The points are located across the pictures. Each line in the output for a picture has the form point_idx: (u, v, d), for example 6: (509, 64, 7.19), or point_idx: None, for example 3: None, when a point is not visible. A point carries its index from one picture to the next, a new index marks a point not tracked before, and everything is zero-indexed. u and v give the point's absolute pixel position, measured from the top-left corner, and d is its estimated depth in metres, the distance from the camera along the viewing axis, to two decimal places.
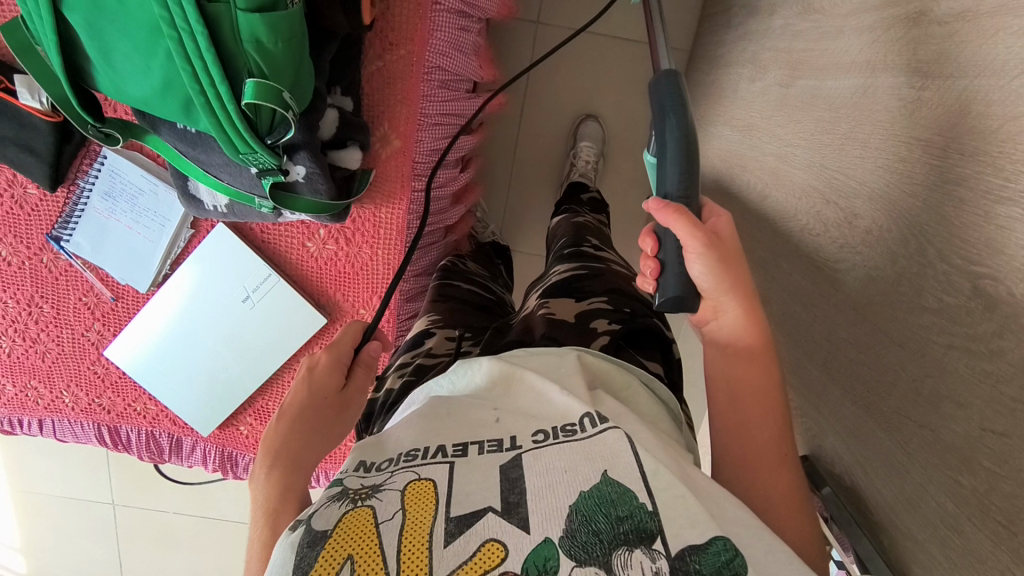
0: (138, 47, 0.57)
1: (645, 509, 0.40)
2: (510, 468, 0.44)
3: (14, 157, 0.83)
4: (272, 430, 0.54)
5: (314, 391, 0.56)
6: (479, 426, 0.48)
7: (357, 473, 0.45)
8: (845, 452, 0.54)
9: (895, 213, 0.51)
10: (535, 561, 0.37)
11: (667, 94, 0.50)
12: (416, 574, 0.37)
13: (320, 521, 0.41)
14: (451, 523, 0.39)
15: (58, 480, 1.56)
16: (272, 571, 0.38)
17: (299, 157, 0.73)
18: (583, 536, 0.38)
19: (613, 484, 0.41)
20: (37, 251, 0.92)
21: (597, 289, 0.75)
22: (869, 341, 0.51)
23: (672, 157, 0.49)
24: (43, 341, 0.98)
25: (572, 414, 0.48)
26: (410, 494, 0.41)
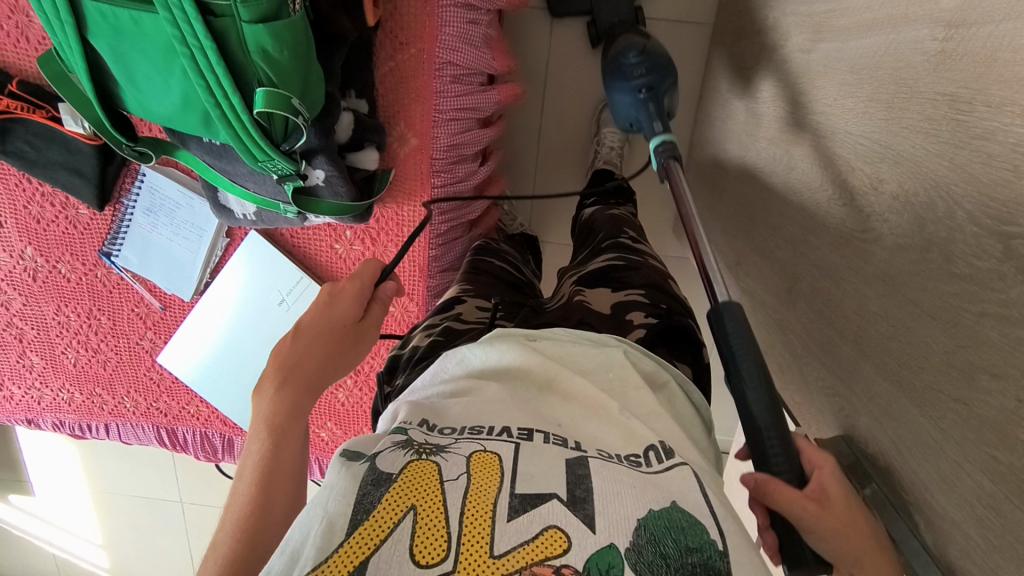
0: (157, 67, 0.60)
1: (716, 547, 0.34)
2: (577, 465, 0.38)
3: (65, 181, 0.89)
4: (286, 344, 0.56)
5: (331, 316, 0.59)
6: (539, 420, 0.43)
7: (420, 428, 0.41)
8: (875, 431, 0.51)
9: (922, 176, 0.48)
10: (598, 564, 0.32)
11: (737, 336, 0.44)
12: (476, 546, 0.33)
13: (385, 463, 0.37)
14: (515, 500, 0.35)
15: (131, 480, 1.67)
16: (332, 498, 0.35)
17: (318, 161, 0.75)
18: (649, 555, 0.33)
19: (684, 513, 0.36)
20: (92, 267, 0.99)
21: (635, 280, 0.70)
22: (899, 313, 0.48)
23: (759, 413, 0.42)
24: (103, 350, 1.05)
25: (639, 440, 0.42)
26: (477, 463, 0.37)
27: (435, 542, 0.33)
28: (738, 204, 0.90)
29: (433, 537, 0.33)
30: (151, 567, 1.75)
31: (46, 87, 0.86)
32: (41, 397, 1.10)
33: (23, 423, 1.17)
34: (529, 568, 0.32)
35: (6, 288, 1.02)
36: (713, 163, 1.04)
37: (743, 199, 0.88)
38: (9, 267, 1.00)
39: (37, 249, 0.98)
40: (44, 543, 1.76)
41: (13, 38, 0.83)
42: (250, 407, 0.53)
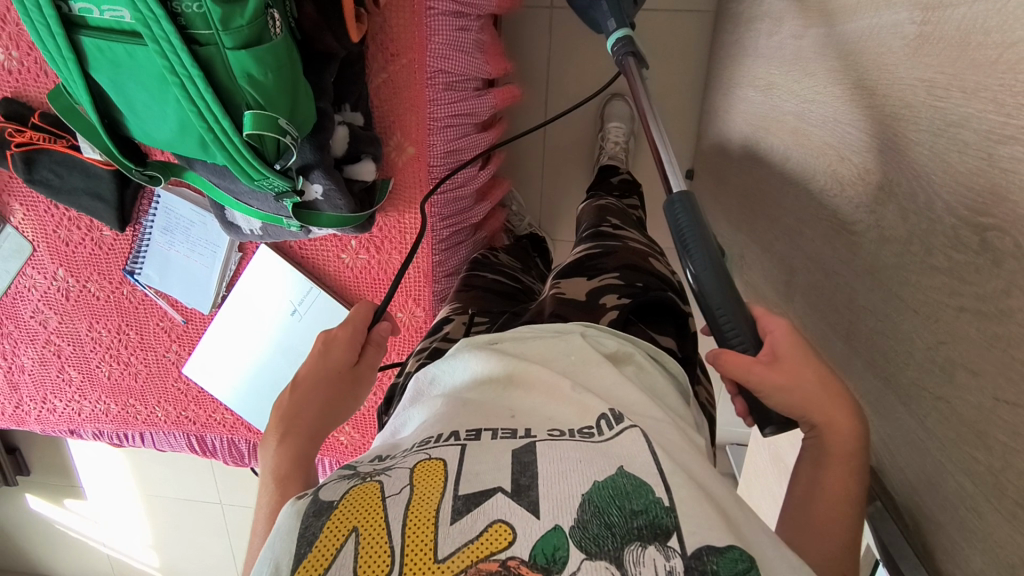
0: (154, 96, 0.63)
1: (661, 505, 0.38)
2: (523, 453, 0.42)
3: (88, 204, 0.94)
4: (287, 397, 0.58)
5: (327, 363, 0.60)
6: (494, 417, 0.47)
7: (370, 462, 0.46)
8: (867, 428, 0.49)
9: (904, 165, 0.46)
10: (544, 549, 0.36)
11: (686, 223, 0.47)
12: (420, 552, 0.36)
13: (328, 493, 0.41)
14: (458, 501, 0.39)
15: (174, 483, 1.75)
16: (279, 537, 0.39)
17: (314, 176, 0.77)
18: (595, 528, 0.37)
19: (629, 477, 0.40)
20: (118, 284, 1.04)
21: (609, 266, 0.71)
22: (885, 307, 0.47)
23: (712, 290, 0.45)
24: (134, 363, 1.11)
25: (591, 412, 0.47)
26: (419, 472, 0.41)
27: (378, 558, 0.36)
28: (742, 196, 0.88)
29: (376, 553, 0.36)
30: (198, 566, 1.83)
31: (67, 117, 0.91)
32: (81, 409, 1.17)
33: (67, 433, 1.24)
34: (474, 566, 0.35)
35: (42, 307, 1.08)
36: (718, 154, 1.01)
37: (746, 190, 0.86)
38: (44, 288, 1.06)
39: (68, 270, 1.04)
40: (98, 543, 1.88)
41: (34, 73, 0.88)
42: (258, 461, 0.55)
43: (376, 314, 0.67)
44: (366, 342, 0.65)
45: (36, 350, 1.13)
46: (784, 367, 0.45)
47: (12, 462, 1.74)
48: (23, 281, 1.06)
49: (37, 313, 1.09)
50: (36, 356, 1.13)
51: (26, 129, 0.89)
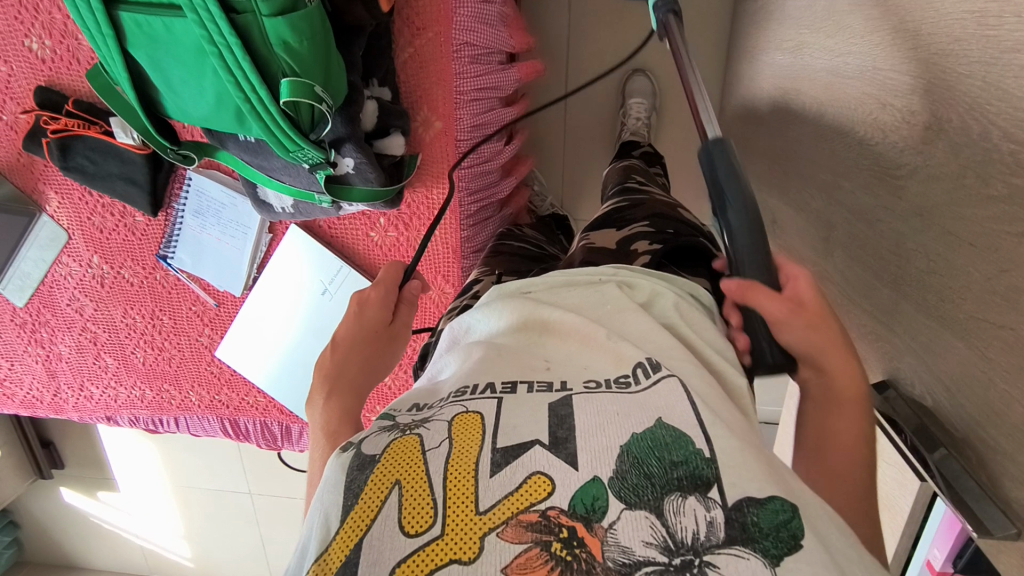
0: (190, 69, 0.64)
1: (702, 456, 0.38)
2: (560, 406, 0.43)
3: (123, 190, 0.96)
4: (328, 357, 0.59)
5: (363, 323, 0.61)
6: (528, 369, 0.47)
7: (409, 412, 0.46)
8: (921, 371, 0.49)
9: (953, 101, 0.45)
10: (583, 499, 0.37)
11: (721, 167, 0.48)
12: (461, 504, 0.37)
13: (369, 447, 0.43)
14: (497, 454, 0.40)
15: (204, 473, 1.78)
16: (327, 490, 0.41)
17: (346, 150, 0.78)
18: (634, 478, 0.37)
19: (668, 429, 0.40)
20: (152, 270, 1.06)
21: (637, 216, 0.72)
22: (937, 246, 0.46)
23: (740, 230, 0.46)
24: (168, 348, 1.13)
25: (626, 360, 0.47)
26: (458, 426, 0.42)
27: (422, 511, 0.37)
28: (773, 160, 0.86)
29: (419, 506, 0.38)
30: (230, 555, 1.86)
31: (100, 104, 0.93)
32: (118, 395, 1.19)
33: (104, 420, 1.26)
34: (515, 518, 0.36)
35: (79, 295, 1.10)
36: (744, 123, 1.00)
37: (776, 155, 0.85)
38: (80, 275, 1.08)
39: (103, 257, 1.06)
40: (132, 535, 1.91)
41: (67, 61, 0.90)
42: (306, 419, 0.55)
43: (407, 273, 0.68)
44: (399, 301, 0.66)
45: (73, 338, 1.15)
46: (808, 306, 0.46)
47: (47, 455, 1.78)
48: (59, 270, 1.08)
49: (73, 301, 1.11)
50: (73, 343, 1.15)
51: (60, 117, 0.91)
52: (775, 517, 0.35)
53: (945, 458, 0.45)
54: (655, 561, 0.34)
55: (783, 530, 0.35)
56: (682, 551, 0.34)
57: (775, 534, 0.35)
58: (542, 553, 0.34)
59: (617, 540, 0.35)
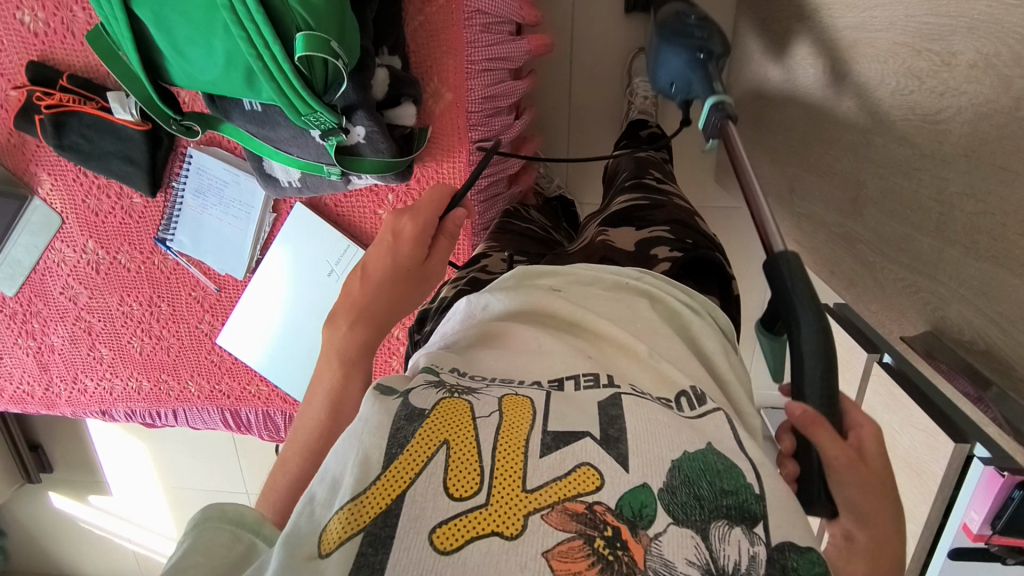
0: (198, 28, 0.62)
1: (752, 491, 0.33)
2: (610, 405, 0.38)
3: (120, 169, 0.92)
4: (357, 286, 0.55)
5: (394, 258, 0.56)
6: (571, 360, 0.43)
7: (451, 372, 0.41)
8: (974, 317, 0.47)
9: (1002, 33, 0.44)
10: (631, 503, 0.32)
11: (792, 281, 0.41)
12: (509, 477, 0.33)
13: (418, 398, 0.37)
14: (548, 437, 0.35)
15: (199, 473, 1.72)
16: (365, 429, 0.35)
17: (358, 118, 0.75)
18: (683, 496, 0.33)
19: (721, 457, 0.35)
20: (149, 254, 1.02)
21: (659, 219, 0.69)
22: (989, 186, 0.45)
23: (811, 363, 0.39)
24: (166, 337, 1.09)
25: (669, 383, 0.42)
26: (509, 404, 0.37)
27: (468, 475, 0.33)
28: (781, 130, 0.85)
29: (466, 470, 0.33)
30: None
31: (95, 80, 0.90)
32: (113, 388, 1.15)
33: (99, 414, 1.22)
34: (561, 504, 0.32)
35: (73, 283, 1.06)
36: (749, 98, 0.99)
37: (786, 126, 0.84)
38: (73, 261, 1.05)
39: (98, 242, 1.03)
40: (124, 539, 1.85)
41: (60, 34, 0.87)
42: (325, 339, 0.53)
43: (454, 200, 0.61)
44: (437, 233, 0.59)
45: (66, 328, 1.11)
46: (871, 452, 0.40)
47: (35, 459, 1.72)
48: (51, 256, 1.05)
49: (67, 289, 1.07)
50: (66, 334, 1.11)
51: (54, 92, 0.88)
52: (813, 570, 0.31)
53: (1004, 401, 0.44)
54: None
55: None
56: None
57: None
58: (586, 548, 0.30)
59: (660, 551, 0.30)
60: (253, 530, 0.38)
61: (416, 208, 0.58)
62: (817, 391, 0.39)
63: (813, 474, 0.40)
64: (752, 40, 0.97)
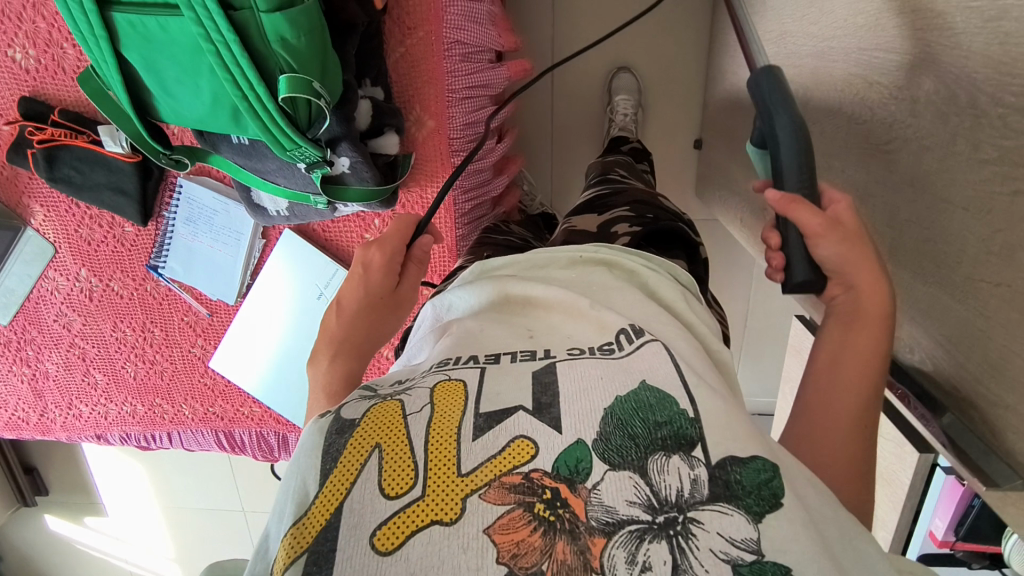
0: (185, 69, 0.64)
1: (685, 416, 0.38)
2: (543, 374, 0.42)
3: (112, 200, 0.95)
4: (335, 318, 0.61)
5: (368, 290, 0.62)
6: (513, 339, 0.47)
7: (390, 385, 0.45)
8: (922, 336, 0.50)
9: (939, 73, 0.47)
10: (566, 462, 0.36)
11: (770, 90, 0.52)
12: (443, 466, 0.36)
13: (349, 412, 0.41)
14: (480, 419, 0.39)
15: (195, 493, 1.73)
16: (304, 455, 0.40)
17: (342, 149, 0.78)
18: (617, 440, 0.37)
19: (652, 391, 0.39)
20: (141, 281, 1.05)
21: (619, 202, 0.73)
22: (931, 215, 0.48)
23: (789, 158, 0.51)
24: (159, 361, 1.11)
25: (609, 328, 0.46)
26: (441, 392, 0.41)
27: (403, 471, 0.36)
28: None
29: (400, 466, 0.37)
30: None
31: (86, 114, 0.92)
32: (108, 412, 1.16)
33: (93, 438, 1.23)
34: (497, 480, 0.35)
35: (66, 310, 1.08)
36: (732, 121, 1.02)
37: None
38: (67, 289, 1.06)
39: (91, 270, 1.04)
40: (121, 560, 1.85)
41: (52, 70, 0.89)
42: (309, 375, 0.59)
43: (420, 226, 0.66)
44: (406, 260, 0.65)
45: (60, 355, 1.12)
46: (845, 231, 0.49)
47: (30, 482, 1.72)
48: (45, 284, 1.06)
49: (60, 316, 1.09)
50: (61, 360, 1.13)
51: (46, 127, 0.90)
52: (756, 476, 0.35)
53: (951, 421, 0.47)
54: (639, 520, 0.33)
55: (764, 488, 0.35)
56: (666, 509, 0.34)
57: (757, 491, 0.35)
58: (525, 515, 0.34)
59: (600, 499, 0.34)
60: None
61: (382, 239, 0.63)
62: (795, 178, 0.51)
63: (796, 246, 0.51)
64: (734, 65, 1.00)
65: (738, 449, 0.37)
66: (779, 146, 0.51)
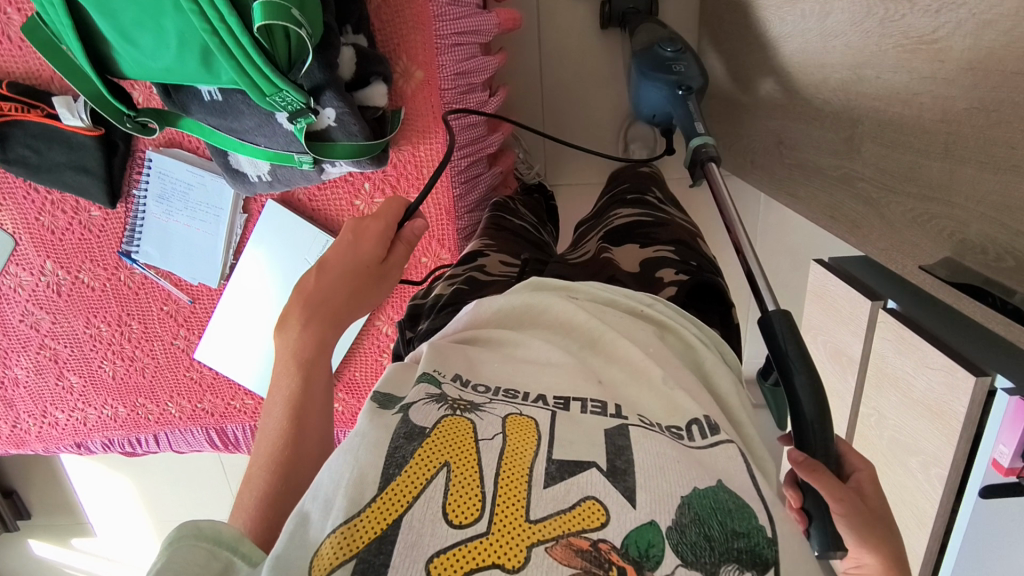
0: (145, 8, 0.57)
1: (764, 533, 0.32)
2: (616, 435, 0.36)
3: (75, 180, 0.87)
4: (312, 280, 0.53)
5: (353, 253, 0.55)
6: (578, 381, 0.40)
7: (455, 383, 0.39)
8: (996, 233, 0.45)
9: None
10: (637, 541, 0.30)
11: (783, 335, 0.41)
12: (511, 508, 0.31)
13: (418, 415, 0.36)
14: (552, 466, 0.33)
15: (188, 505, 1.64)
16: (364, 445, 0.34)
17: (327, 99, 0.71)
18: (693, 535, 0.31)
19: (731, 493, 0.33)
20: (114, 270, 0.96)
21: (663, 236, 0.66)
22: (1000, 94, 0.43)
23: (812, 419, 0.38)
24: (139, 357, 1.03)
25: (680, 412, 0.39)
26: (514, 424, 0.36)
27: (469, 501, 0.32)
28: (755, 95, 0.82)
29: (465, 496, 0.32)
30: None
31: (38, 86, 0.83)
32: (86, 418, 1.08)
33: (73, 448, 1.14)
34: (565, 537, 0.30)
35: (32, 309, 1.00)
36: (720, 86, 0.93)
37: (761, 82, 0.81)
38: (32, 286, 0.98)
39: (57, 262, 0.96)
40: None
41: None
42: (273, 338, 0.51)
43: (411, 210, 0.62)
44: (395, 238, 0.59)
45: (30, 358, 1.04)
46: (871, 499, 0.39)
47: (10, 506, 1.61)
48: (6, 282, 0.98)
49: (26, 316, 1.00)
50: (30, 365, 1.04)
51: None
52: None
53: None
54: None
55: None
56: None
57: None
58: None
59: None
60: (232, 549, 0.36)
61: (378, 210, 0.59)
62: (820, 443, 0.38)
63: (825, 516, 0.37)
64: (712, 18, 0.93)
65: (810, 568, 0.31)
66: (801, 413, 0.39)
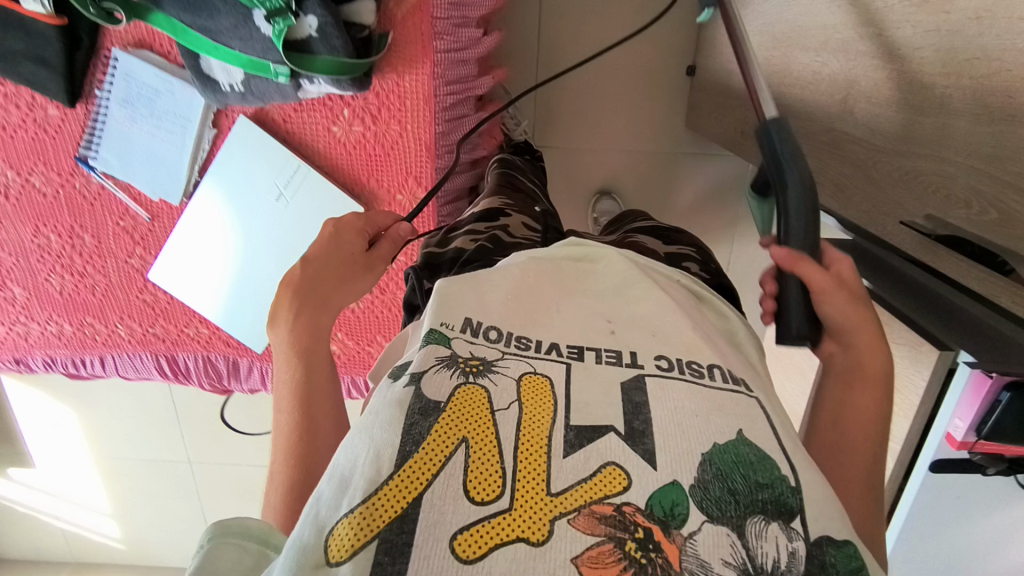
0: None
1: (788, 483, 0.31)
2: (633, 389, 0.35)
3: (31, 71, 0.81)
4: (298, 270, 0.52)
5: (339, 249, 0.54)
6: (588, 330, 0.40)
7: (465, 335, 0.38)
8: (988, 187, 0.44)
9: None
10: (662, 502, 0.29)
11: (781, 145, 0.46)
12: (532, 480, 0.30)
13: (430, 388, 0.34)
14: (570, 433, 0.32)
15: (135, 443, 1.59)
16: (378, 426, 0.33)
17: (309, 5, 0.67)
18: (716, 491, 0.30)
19: (753, 447, 0.32)
20: (69, 177, 0.91)
21: (682, 238, 0.64)
22: (1005, 43, 0.41)
23: (798, 215, 0.45)
24: (90, 274, 0.98)
25: (701, 352, 0.38)
26: (528, 386, 0.35)
27: (488, 478, 0.30)
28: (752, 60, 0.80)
29: (486, 473, 0.30)
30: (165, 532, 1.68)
31: None
32: (29, 332, 1.03)
33: (13, 365, 1.09)
34: (587, 506, 0.29)
35: None
36: None
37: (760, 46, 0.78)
38: None
39: (6, 161, 0.90)
40: (51, 517, 1.68)
41: None
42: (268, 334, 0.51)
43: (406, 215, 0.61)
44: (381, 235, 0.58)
45: None
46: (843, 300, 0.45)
47: None
48: None
49: None
50: None
51: None
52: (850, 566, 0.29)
53: None
54: None
55: None
56: None
57: None
58: (616, 551, 0.28)
59: (695, 552, 0.28)
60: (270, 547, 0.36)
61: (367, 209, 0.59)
62: (801, 236, 0.46)
63: (799, 301, 0.46)
64: None
65: (817, 507, 0.30)
66: (790, 207, 0.45)
